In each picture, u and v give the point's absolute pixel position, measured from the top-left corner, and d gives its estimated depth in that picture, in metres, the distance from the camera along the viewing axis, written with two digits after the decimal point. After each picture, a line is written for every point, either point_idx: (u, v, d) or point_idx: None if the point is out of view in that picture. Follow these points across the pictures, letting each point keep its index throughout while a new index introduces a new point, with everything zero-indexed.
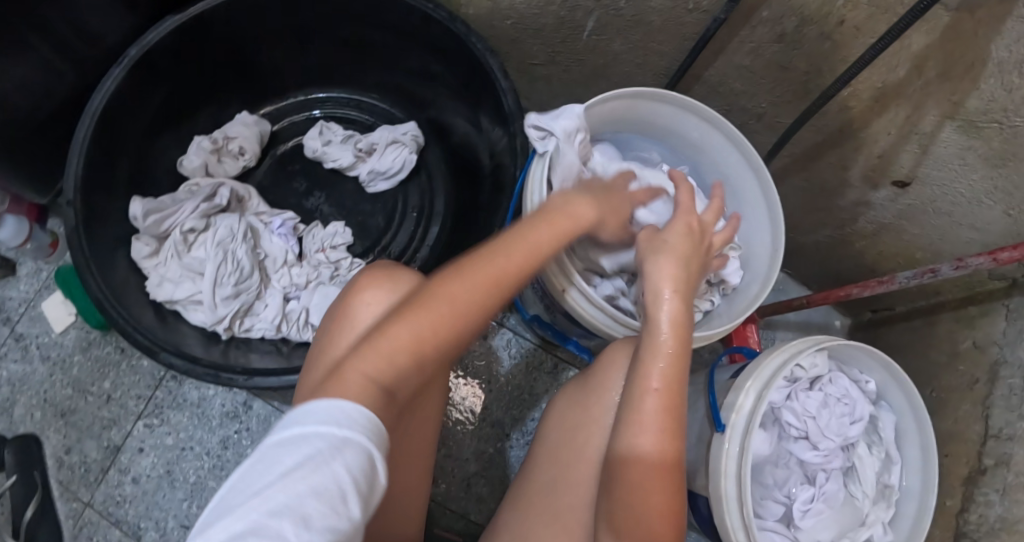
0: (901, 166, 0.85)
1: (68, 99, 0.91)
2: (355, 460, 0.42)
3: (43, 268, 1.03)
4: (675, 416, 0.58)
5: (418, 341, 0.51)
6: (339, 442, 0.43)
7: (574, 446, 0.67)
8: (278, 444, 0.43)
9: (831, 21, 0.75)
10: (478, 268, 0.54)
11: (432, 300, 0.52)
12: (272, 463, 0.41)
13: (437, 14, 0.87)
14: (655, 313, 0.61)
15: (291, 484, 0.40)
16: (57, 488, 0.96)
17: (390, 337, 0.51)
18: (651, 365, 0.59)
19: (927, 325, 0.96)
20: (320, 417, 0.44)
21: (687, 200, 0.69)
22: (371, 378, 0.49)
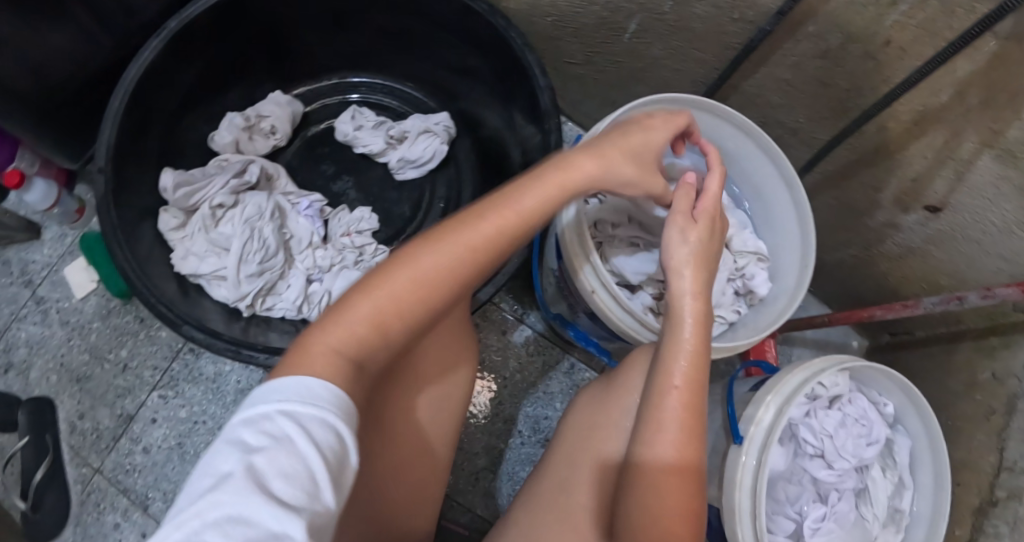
0: (935, 191, 0.84)
1: (104, 66, 0.92)
2: (321, 440, 0.42)
3: (68, 233, 1.03)
4: (695, 414, 0.58)
5: (378, 307, 0.51)
6: (308, 420, 0.43)
7: (590, 446, 0.67)
8: (243, 425, 0.42)
9: (876, 40, 0.75)
10: (443, 237, 0.54)
11: (390, 273, 0.52)
12: (237, 445, 0.41)
13: (478, 6, 0.86)
14: (677, 313, 0.62)
15: (260, 465, 0.39)
16: (68, 452, 0.96)
17: (353, 303, 0.51)
18: (674, 355, 0.60)
19: (947, 352, 0.95)
20: (283, 395, 0.44)
21: (711, 197, 0.65)
22: (334, 347, 0.49)
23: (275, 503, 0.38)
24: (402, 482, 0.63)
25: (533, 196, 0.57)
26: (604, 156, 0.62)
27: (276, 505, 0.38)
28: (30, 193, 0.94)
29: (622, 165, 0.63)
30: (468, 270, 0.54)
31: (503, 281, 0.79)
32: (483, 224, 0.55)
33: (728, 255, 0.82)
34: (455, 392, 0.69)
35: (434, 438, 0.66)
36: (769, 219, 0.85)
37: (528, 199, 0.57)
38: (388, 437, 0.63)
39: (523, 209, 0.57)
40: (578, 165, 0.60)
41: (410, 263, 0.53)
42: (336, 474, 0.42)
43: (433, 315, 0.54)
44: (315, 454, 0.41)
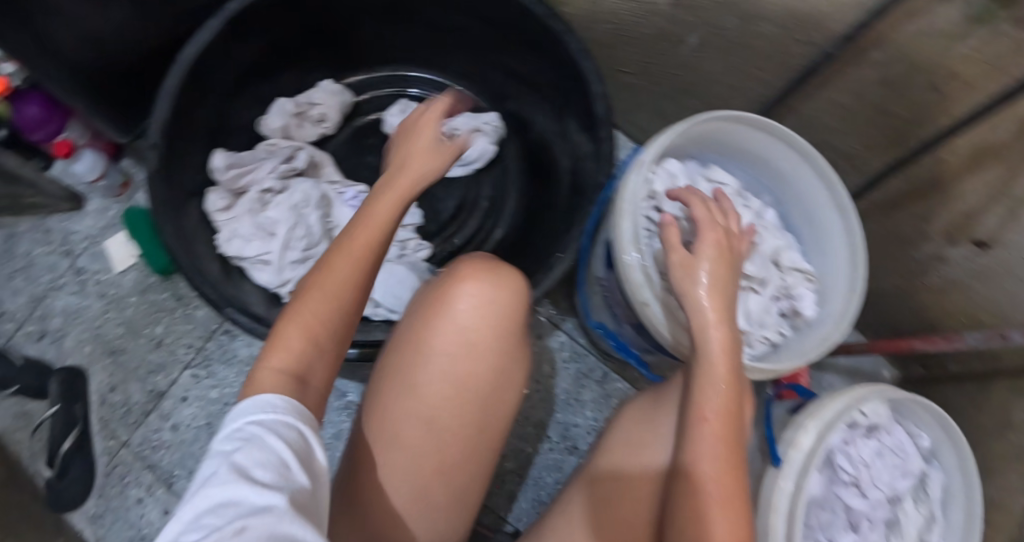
0: (985, 226, 0.83)
1: (163, 43, 0.92)
2: (287, 437, 0.48)
3: (111, 207, 1.04)
4: (732, 442, 0.59)
5: (303, 329, 0.54)
6: (272, 424, 0.48)
7: (636, 465, 0.67)
8: (215, 441, 0.47)
9: (942, 72, 0.75)
10: (328, 260, 0.57)
11: (302, 301, 0.55)
12: (214, 453, 0.46)
13: (537, 9, 0.86)
14: (701, 342, 0.63)
15: (239, 458, 0.44)
16: (97, 424, 0.97)
17: (283, 330, 0.54)
18: (708, 379, 0.61)
19: (982, 391, 0.93)
20: (245, 409, 0.49)
21: (704, 214, 0.69)
22: (280, 369, 0.53)
23: (257, 483, 0.43)
24: (451, 482, 0.65)
25: (379, 208, 0.61)
26: (417, 166, 0.65)
27: (259, 485, 0.43)
28: (79, 163, 0.96)
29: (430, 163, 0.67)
30: (361, 277, 0.57)
31: (550, 284, 0.81)
32: (355, 238, 0.58)
33: (777, 273, 0.82)
34: (507, 396, 0.68)
35: (484, 441, 0.66)
36: (818, 243, 0.84)
37: (382, 208, 0.61)
38: (440, 439, 0.64)
39: (382, 214, 0.60)
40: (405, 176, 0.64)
41: (310, 288, 0.56)
42: (305, 459, 0.48)
43: (348, 327, 0.58)
44: (282, 447, 0.47)
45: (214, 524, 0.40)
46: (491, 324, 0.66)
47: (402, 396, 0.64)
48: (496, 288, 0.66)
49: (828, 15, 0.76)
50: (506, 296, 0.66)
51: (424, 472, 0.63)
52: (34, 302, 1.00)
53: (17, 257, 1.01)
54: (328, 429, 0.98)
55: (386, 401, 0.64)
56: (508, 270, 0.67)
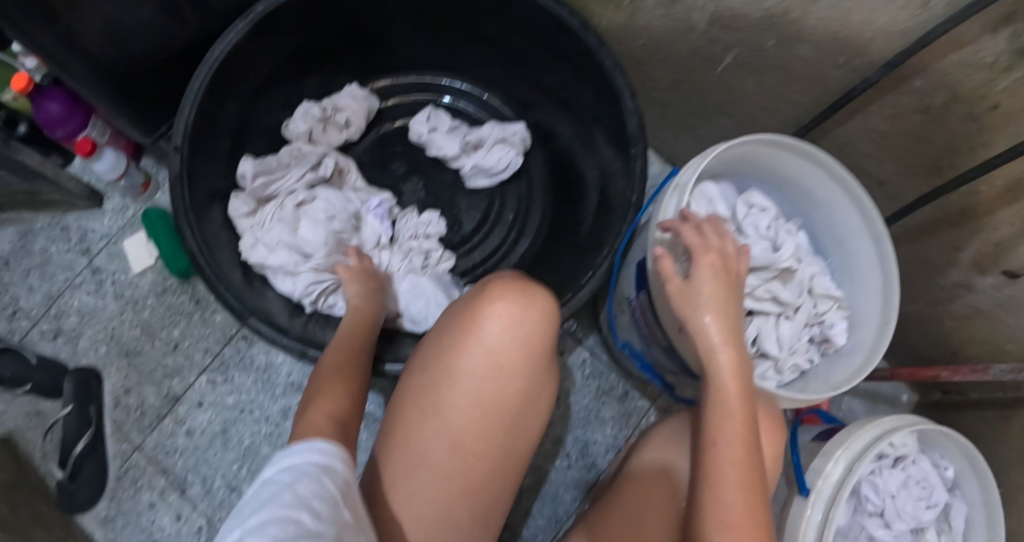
0: (1016, 258, 0.82)
1: (191, 42, 0.91)
2: (337, 479, 0.49)
3: (129, 206, 1.02)
4: (751, 469, 0.58)
5: (333, 386, 0.64)
6: (323, 462, 0.50)
7: (663, 488, 0.67)
8: (270, 471, 0.48)
9: (983, 103, 0.74)
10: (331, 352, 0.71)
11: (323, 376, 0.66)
12: (271, 481, 0.47)
13: (572, 21, 0.84)
14: (711, 368, 0.62)
15: (297, 488, 0.46)
16: (110, 426, 0.96)
17: (319, 390, 0.64)
18: (721, 407, 0.60)
19: (1003, 421, 0.92)
20: (296, 446, 0.51)
21: (695, 239, 0.66)
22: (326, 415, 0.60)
23: (313, 511, 0.44)
24: (474, 505, 0.63)
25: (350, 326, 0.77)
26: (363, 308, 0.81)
27: (315, 513, 0.44)
28: (100, 162, 0.94)
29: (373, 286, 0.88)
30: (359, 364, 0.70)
31: (580, 303, 0.80)
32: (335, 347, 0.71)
33: (809, 300, 0.80)
34: (535, 418, 0.67)
35: (508, 464, 0.65)
36: (849, 268, 0.84)
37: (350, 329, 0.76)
38: (465, 461, 0.62)
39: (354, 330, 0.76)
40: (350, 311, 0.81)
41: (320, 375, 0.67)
42: (352, 502, 0.49)
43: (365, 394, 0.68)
44: (335, 485, 0.48)
45: (272, 539, 0.41)
46: (519, 346, 0.64)
47: (425, 419, 0.62)
48: (524, 309, 0.64)
49: (870, 40, 0.75)
50: (535, 318, 0.64)
51: (449, 495, 0.62)
52: (49, 301, 0.99)
53: (33, 253, 1.00)
54: None
55: (410, 423, 0.63)
56: (538, 291, 0.65)
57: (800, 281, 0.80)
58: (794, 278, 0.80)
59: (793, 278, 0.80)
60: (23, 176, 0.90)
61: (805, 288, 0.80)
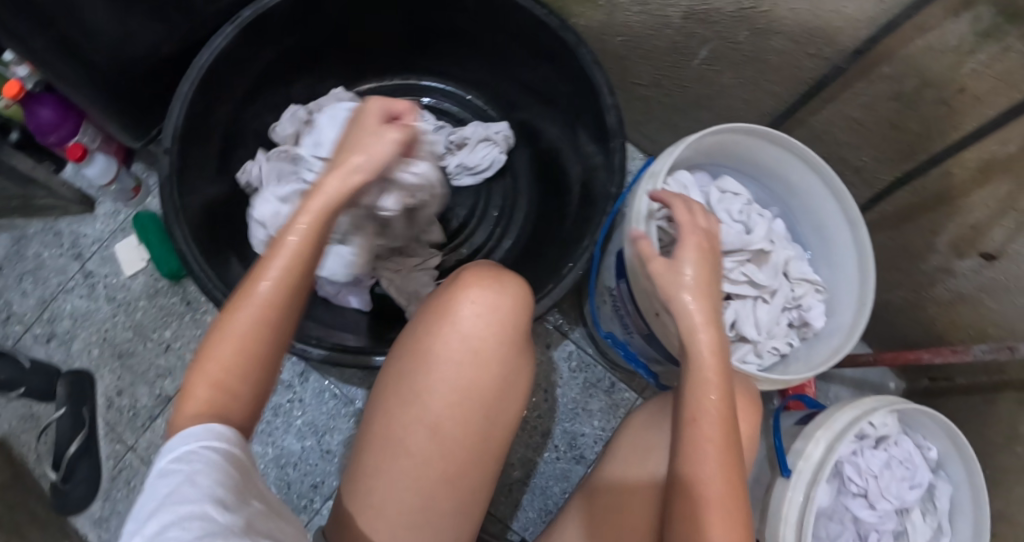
0: (992, 240, 0.84)
1: (179, 47, 0.92)
2: (241, 464, 0.50)
3: (121, 211, 1.04)
4: (729, 442, 0.58)
5: (206, 379, 0.52)
6: (224, 448, 0.50)
7: (641, 467, 0.67)
8: (167, 462, 0.48)
9: (951, 87, 0.75)
10: (235, 296, 0.53)
11: (211, 346, 0.52)
12: (172, 472, 0.46)
13: (551, 20, 0.87)
14: (691, 346, 0.60)
15: (200, 480, 0.46)
16: (104, 427, 0.97)
17: (191, 378, 0.52)
18: (701, 383, 0.59)
19: (988, 403, 0.93)
20: (197, 431, 0.50)
21: (685, 218, 0.64)
22: (197, 412, 0.51)
23: (218, 505, 0.45)
24: (456, 492, 0.64)
25: (295, 233, 0.54)
26: (339, 189, 0.57)
27: (220, 507, 0.45)
28: (91, 167, 0.96)
29: (383, 149, 0.59)
30: (280, 319, 0.54)
31: (561, 293, 0.81)
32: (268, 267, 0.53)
33: (786, 283, 0.82)
34: (513, 404, 0.68)
35: (488, 450, 0.66)
36: (827, 254, 0.85)
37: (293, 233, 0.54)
38: (445, 447, 0.63)
39: (301, 233, 0.55)
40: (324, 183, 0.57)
41: (223, 332, 0.52)
42: (254, 487, 0.51)
43: (261, 385, 0.54)
44: (239, 474, 0.49)
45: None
46: (496, 332, 0.65)
47: (405, 403, 0.63)
48: (500, 295, 0.66)
49: (839, 29, 0.77)
50: (509, 303, 0.66)
51: (430, 480, 0.62)
52: (42, 305, 1.00)
53: (27, 258, 1.02)
54: (335, 436, 0.98)
55: (390, 408, 0.64)
56: (511, 280, 0.67)
57: (774, 265, 0.82)
58: (767, 263, 0.81)
59: (766, 262, 0.82)
60: (17, 182, 0.92)
61: (780, 271, 0.81)
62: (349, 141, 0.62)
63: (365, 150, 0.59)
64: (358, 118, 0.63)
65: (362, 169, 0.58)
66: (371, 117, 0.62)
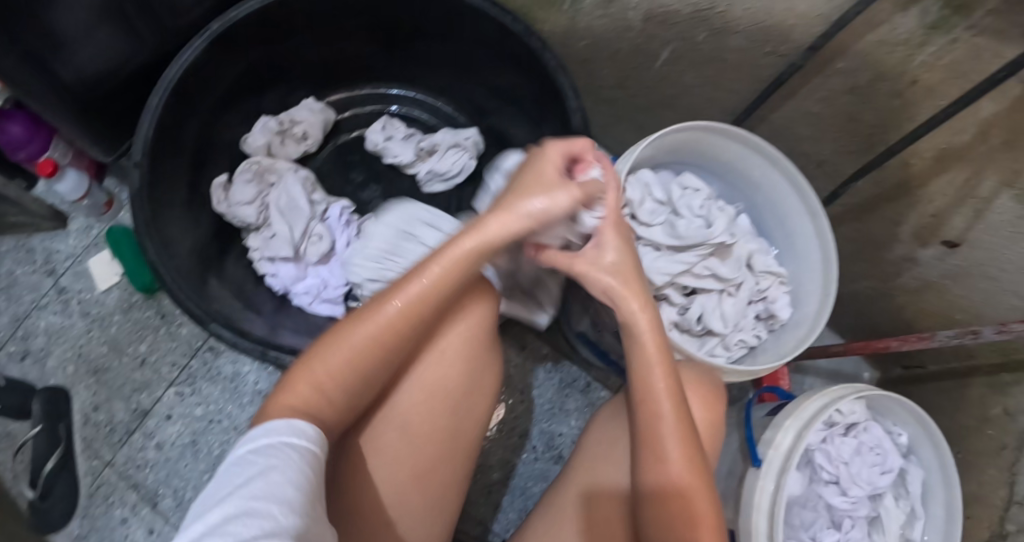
0: (953, 228, 0.86)
1: (146, 62, 0.93)
2: (313, 467, 0.51)
3: (94, 226, 1.04)
4: (686, 426, 0.60)
5: (310, 382, 0.57)
6: (300, 451, 0.51)
7: (608, 459, 0.68)
8: (248, 452, 0.50)
9: (904, 79, 0.77)
10: (366, 313, 0.59)
11: (324, 350, 0.58)
12: (250, 462, 0.48)
13: (516, 26, 0.88)
14: (632, 337, 0.63)
15: (275, 476, 0.47)
16: (80, 444, 0.96)
17: (296, 376, 0.57)
18: (653, 369, 0.62)
19: (958, 388, 0.95)
20: (281, 427, 0.52)
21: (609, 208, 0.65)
22: (295, 406, 0.55)
23: (286, 504, 0.46)
24: (428, 490, 0.64)
25: (435, 267, 0.60)
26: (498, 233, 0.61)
27: (288, 507, 0.45)
28: (62, 183, 0.95)
29: (557, 201, 0.61)
30: (389, 342, 0.59)
31: None
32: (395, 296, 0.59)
33: (751, 277, 0.84)
34: (481, 402, 0.68)
35: (458, 447, 0.66)
36: (791, 246, 0.87)
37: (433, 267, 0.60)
38: (413, 445, 0.64)
39: (444, 269, 0.60)
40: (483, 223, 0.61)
41: (336, 342, 0.58)
42: (323, 494, 0.51)
43: (355, 399, 0.59)
44: (312, 479, 0.50)
45: (241, 533, 0.42)
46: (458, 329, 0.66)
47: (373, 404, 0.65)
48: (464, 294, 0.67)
49: (793, 26, 0.79)
50: (474, 302, 0.68)
51: (401, 479, 0.63)
52: (16, 323, 1.00)
53: None
54: None
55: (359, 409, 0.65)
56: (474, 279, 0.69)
57: (738, 256, 0.84)
58: (730, 255, 0.83)
59: (729, 254, 0.83)
60: None
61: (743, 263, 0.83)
62: (518, 180, 0.65)
63: (534, 196, 0.62)
64: (534, 160, 0.65)
65: (529, 219, 0.61)
66: (539, 157, 0.65)
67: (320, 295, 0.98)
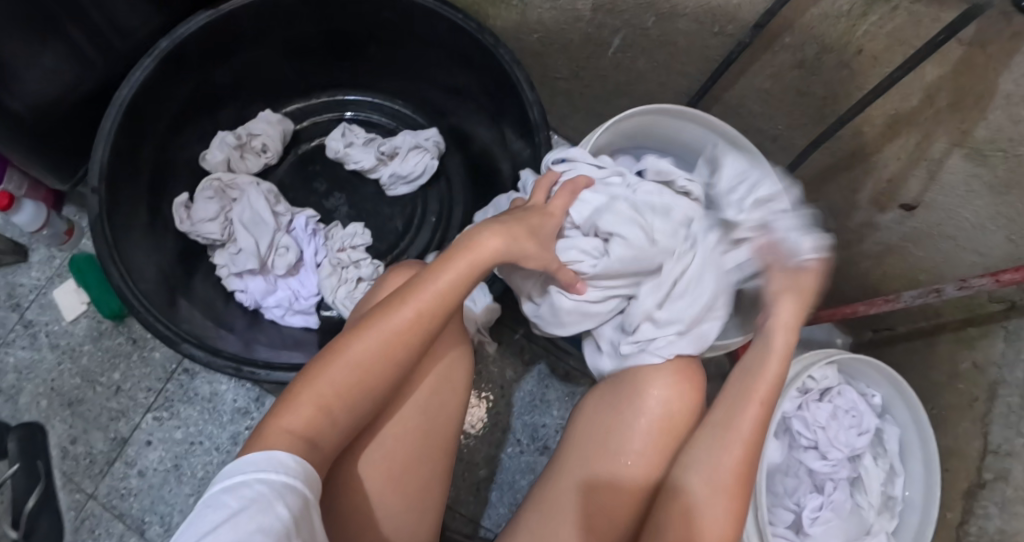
0: (909, 191, 0.88)
1: (94, 86, 0.91)
2: (292, 503, 0.50)
3: (56, 256, 1.02)
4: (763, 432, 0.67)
5: (314, 401, 0.56)
6: (278, 486, 0.50)
7: (609, 450, 0.69)
8: (222, 492, 0.49)
9: (849, 49, 0.78)
10: (367, 329, 0.60)
11: (327, 367, 0.58)
12: (219, 506, 0.47)
13: (468, 25, 0.88)
14: (774, 339, 0.70)
15: (244, 522, 0.46)
16: (61, 478, 0.95)
17: (298, 395, 0.56)
18: (762, 374, 0.69)
19: (927, 345, 0.97)
20: (257, 461, 0.51)
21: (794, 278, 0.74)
22: (292, 430, 0.55)
23: None
24: (409, 490, 0.64)
25: (433, 285, 0.62)
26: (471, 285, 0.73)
27: None
28: (21, 215, 0.92)
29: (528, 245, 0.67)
30: (399, 353, 0.60)
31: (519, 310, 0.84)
32: (399, 311, 0.60)
33: None
34: (450, 398, 0.69)
35: (435, 449, 0.67)
36: None
37: (440, 280, 0.62)
38: (388, 448, 0.64)
39: (441, 289, 0.62)
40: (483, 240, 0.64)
41: (344, 361, 0.58)
42: (307, 528, 0.50)
43: (360, 414, 0.59)
44: (294, 517, 0.49)
45: None
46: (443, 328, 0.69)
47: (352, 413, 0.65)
48: None
49: (739, 6, 0.80)
50: None
51: (381, 482, 0.63)
52: None
53: None
54: None
55: None
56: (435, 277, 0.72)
57: None
58: None
59: None
60: None
61: None
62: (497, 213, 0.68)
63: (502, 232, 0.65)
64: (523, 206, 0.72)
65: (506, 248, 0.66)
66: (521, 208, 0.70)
67: (292, 307, 0.98)
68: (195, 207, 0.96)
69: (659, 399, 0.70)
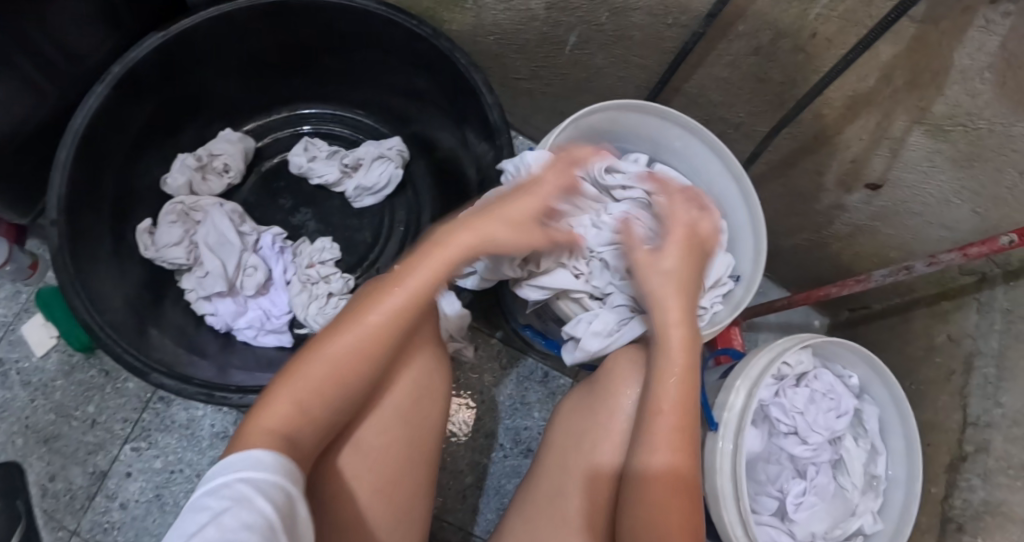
0: (873, 170, 0.87)
1: (47, 116, 0.90)
2: (276, 499, 0.48)
3: (22, 290, 1.01)
4: (687, 433, 0.62)
5: (289, 396, 0.56)
6: (261, 484, 0.48)
7: (586, 445, 0.69)
8: (205, 494, 0.47)
9: (804, 34, 0.78)
10: (347, 321, 0.59)
11: (305, 364, 0.57)
12: (201, 509, 0.45)
13: (421, 30, 0.87)
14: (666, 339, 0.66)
15: (226, 520, 0.44)
16: (42, 517, 0.93)
17: (275, 394, 0.56)
18: (667, 374, 0.64)
19: (903, 321, 0.98)
20: (238, 461, 0.49)
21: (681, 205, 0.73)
22: (267, 427, 0.53)
23: None
24: (395, 498, 0.64)
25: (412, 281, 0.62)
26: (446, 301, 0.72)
27: None
28: None
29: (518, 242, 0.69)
30: (378, 349, 0.59)
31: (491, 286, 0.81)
32: (377, 310, 0.60)
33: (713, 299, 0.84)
34: (429, 404, 0.68)
35: (421, 456, 0.67)
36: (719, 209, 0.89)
37: (412, 278, 0.62)
38: (371, 455, 0.64)
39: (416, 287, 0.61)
40: (457, 238, 0.64)
41: (323, 357, 0.58)
42: (292, 523, 0.47)
43: (338, 414, 0.59)
44: (279, 513, 0.47)
45: None
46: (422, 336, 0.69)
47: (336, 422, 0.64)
48: None
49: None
50: None
51: (366, 490, 0.63)
52: None
53: None
54: None
55: None
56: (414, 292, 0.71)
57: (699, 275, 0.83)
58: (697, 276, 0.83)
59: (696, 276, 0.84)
60: None
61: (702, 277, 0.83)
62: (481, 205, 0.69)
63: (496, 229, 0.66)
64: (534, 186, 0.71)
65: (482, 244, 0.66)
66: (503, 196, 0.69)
67: (264, 327, 0.98)
68: (157, 233, 0.95)
69: (633, 399, 0.70)
